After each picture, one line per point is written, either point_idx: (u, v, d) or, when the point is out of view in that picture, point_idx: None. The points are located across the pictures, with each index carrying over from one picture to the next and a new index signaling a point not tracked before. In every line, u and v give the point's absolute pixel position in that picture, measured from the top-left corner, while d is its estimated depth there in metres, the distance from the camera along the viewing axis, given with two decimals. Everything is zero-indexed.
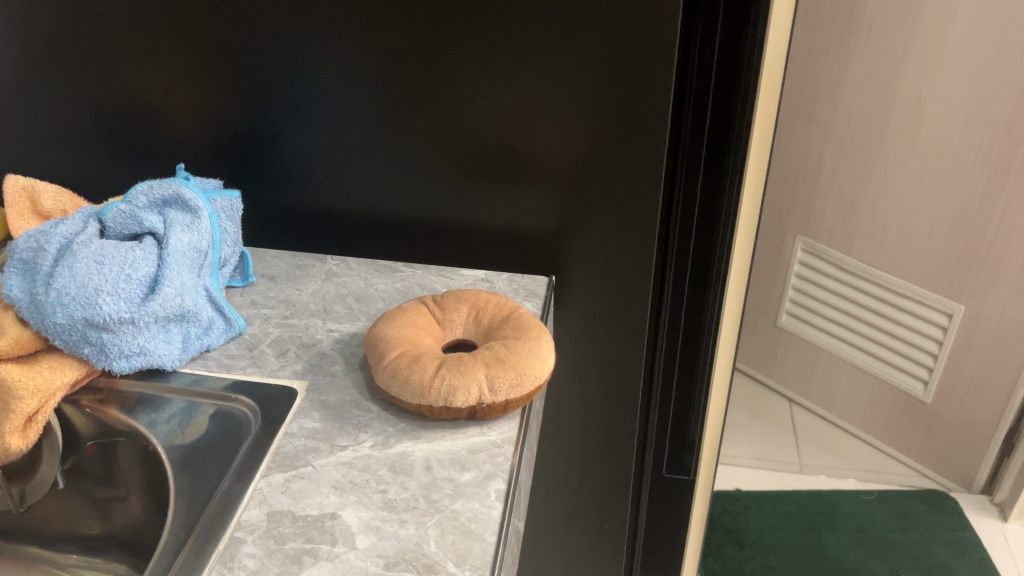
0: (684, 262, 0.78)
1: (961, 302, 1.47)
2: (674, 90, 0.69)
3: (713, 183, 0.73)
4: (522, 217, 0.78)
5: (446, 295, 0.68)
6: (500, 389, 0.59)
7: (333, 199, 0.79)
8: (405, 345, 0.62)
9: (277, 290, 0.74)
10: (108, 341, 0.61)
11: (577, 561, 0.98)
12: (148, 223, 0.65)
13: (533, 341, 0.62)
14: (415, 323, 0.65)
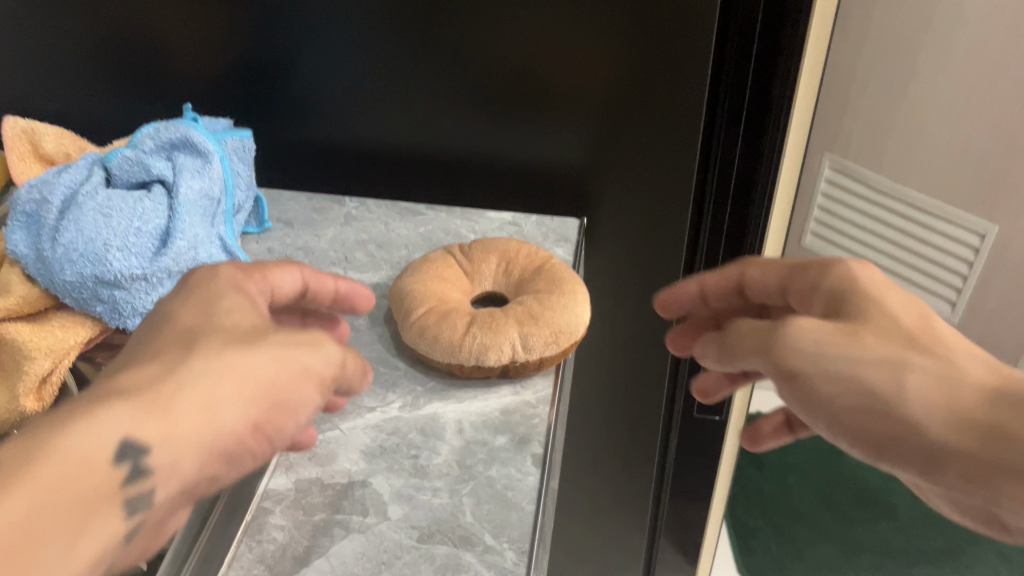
0: None
1: (994, 223, 1.34)
2: (717, 15, 0.63)
3: None
4: (548, 152, 0.73)
5: (473, 244, 0.65)
6: (534, 346, 0.56)
7: (351, 137, 0.75)
8: (433, 301, 0.59)
9: (294, 237, 0.71)
10: (121, 299, 0.58)
11: (606, 497, 0.97)
12: (156, 170, 0.61)
13: (569, 295, 0.59)
14: (441, 276, 0.61)
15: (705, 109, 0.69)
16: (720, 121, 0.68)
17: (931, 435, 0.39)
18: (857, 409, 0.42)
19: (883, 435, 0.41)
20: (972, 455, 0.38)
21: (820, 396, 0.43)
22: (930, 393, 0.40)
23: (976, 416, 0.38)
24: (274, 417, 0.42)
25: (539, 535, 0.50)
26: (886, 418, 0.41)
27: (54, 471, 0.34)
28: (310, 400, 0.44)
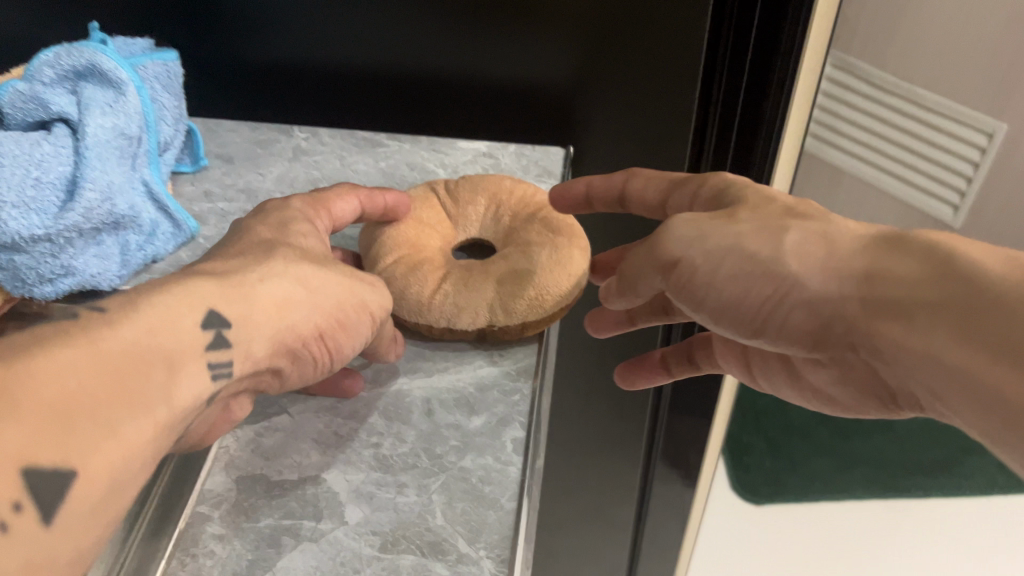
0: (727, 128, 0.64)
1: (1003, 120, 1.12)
2: None
3: None
4: (530, 70, 0.62)
5: (461, 180, 0.56)
6: (515, 312, 0.49)
7: (293, 57, 0.64)
8: (406, 247, 0.51)
9: (236, 175, 0.62)
10: (22, 265, 0.49)
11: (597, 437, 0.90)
12: (56, 107, 0.51)
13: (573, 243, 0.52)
14: (419, 219, 0.53)
15: (709, 17, 0.58)
16: (727, 26, 0.58)
17: (807, 290, 0.36)
18: (732, 290, 0.38)
19: (757, 306, 0.38)
20: (855, 303, 0.35)
21: (704, 283, 0.39)
22: (808, 249, 0.37)
23: (853, 265, 0.35)
24: (334, 337, 0.42)
25: (522, 538, 0.43)
26: (764, 281, 0.37)
27: (144, 322, 0.34)
28: (364, 324, 0.44)
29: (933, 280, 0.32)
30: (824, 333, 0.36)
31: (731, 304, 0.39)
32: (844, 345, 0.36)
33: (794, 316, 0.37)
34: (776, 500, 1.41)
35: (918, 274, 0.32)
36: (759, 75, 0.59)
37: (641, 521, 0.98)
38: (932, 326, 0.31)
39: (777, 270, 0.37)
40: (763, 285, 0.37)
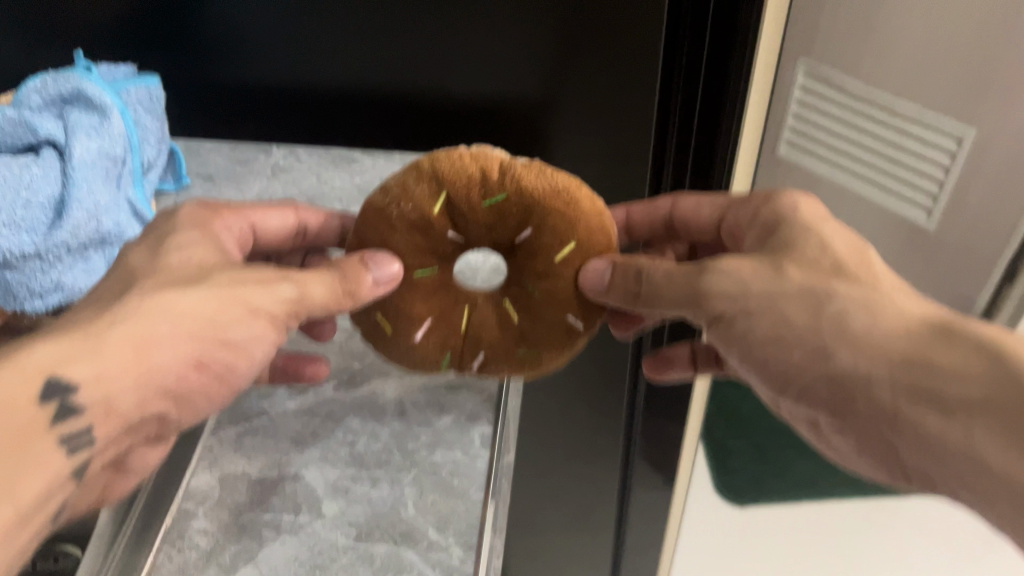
0: (684, 155, 0.64)
1: (972, 122, 1.11)
2: None
3: (718, 60, 0.58)
4: (498, 83, 0.66)
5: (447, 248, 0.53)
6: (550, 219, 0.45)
7: (274, 77, 0.67)
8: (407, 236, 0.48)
9: (217, 193, 0.65)
10: (15, 282, 0.52)
11: (577, 446, 0.92)
12: (44, 131, 0.53)
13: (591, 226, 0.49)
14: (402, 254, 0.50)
15: (664, 38, 0.60)
16: (683, 46, 0.59)
17: (839, 365, 0.40)
18: (762, 346, 0.44)
19: (785, 364, 0.43)
20: (890, 386, 0.38)
21: (738, 336, 0.44)
22: (847, 318, 0.40)
23: (900, 347, 0.39)
24: (217, 353, 0.42)
25: (489, 526, 0.45)
26: (798, 345, 0.42)
27: None
28: (256, 333, 0.44)
29: (976, 381, 0.36)
30: (845, 402, 0.41)
31: (762, 358, 0.44)
32: (857, 420, 0.41)
33: (817, 383, 0.42)
34: (764, 505, 1.39)
35: (972, 369, 0.36)
36: (711, 96, 0.60)
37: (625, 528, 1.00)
38: (974, 422, 0.35)
39: (818, 338, 0.41)
40: (796, 350, 0.42)
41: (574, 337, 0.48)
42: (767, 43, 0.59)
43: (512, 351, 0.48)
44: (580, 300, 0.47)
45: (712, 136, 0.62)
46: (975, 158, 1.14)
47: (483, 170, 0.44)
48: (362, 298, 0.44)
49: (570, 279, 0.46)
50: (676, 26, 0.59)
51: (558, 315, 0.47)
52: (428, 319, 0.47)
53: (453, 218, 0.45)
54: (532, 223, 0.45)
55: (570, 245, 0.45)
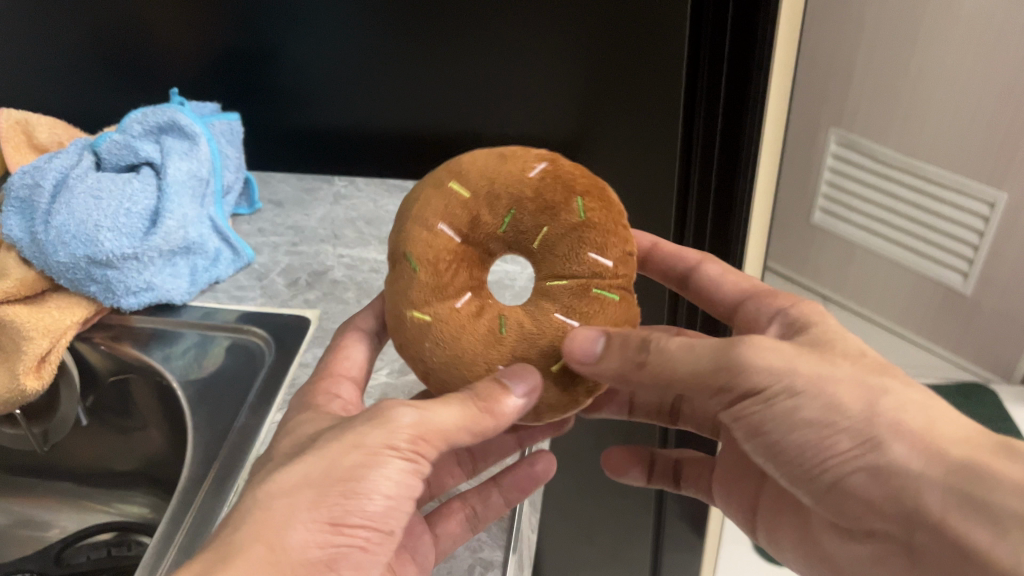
0: (707, 195, 0.72)
1: (1003, 189, 1.22)
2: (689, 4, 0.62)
3: (733, 113, 0.66)
4: (534, 124, 0.73)
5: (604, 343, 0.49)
6: (436, 210, 0.45)
7: (341, 117, 0.75)
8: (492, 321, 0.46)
9: (285, 216, 0.75)
10: (114, 279, 0.61)
11: (612, 481, 0.94)
12: (144, 153, 0.64)
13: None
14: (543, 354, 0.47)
15: (683, 95, 0.68)
16: (699, 98, 0.67)
17: (894, 460, 0.41)
18: (807, 436, 0.43)
19: (824, 457, 0.44)
20: (936, 489, 0.40)
21: (777, 419, 0.44)
22: (902, 418, 0.42)
23: (950, 454, 0.40)
24: (348, 506, 0.40)
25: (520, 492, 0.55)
26: (841, 433, 0.42)
27: None
28: (386, 475, 0.40)
29: None
30: (887, 499, 0.42)
31: (800, 446, 0.44)
32: (899, 522, 0.43)
33: (856, 476, 0.43)
34: None
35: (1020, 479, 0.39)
36: (729, 137, 0.67)
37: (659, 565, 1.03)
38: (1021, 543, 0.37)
39: (871, 429, 0.42)
40: (846, 441, 0.42)
41: (556, 164, 0.46)
42: (777, 92, 0.67)
43: (577, 225, 0.45)
44: (511, 167, 0.46)
45: (732, 177, 0.69)
46: (1007, 223, 1.25)
47: (395, 285, 0.46)
48: (512, 412, 0.42)
49: (501, 177, 0.46)
50: (694, 78, 0.66)
51: (528, 181, 0.45)
52: (553, 317, 0.45)
53: (436, 294, 0.45)
54: (437, 224, 0.45)
55: (454, 184, 0.46)
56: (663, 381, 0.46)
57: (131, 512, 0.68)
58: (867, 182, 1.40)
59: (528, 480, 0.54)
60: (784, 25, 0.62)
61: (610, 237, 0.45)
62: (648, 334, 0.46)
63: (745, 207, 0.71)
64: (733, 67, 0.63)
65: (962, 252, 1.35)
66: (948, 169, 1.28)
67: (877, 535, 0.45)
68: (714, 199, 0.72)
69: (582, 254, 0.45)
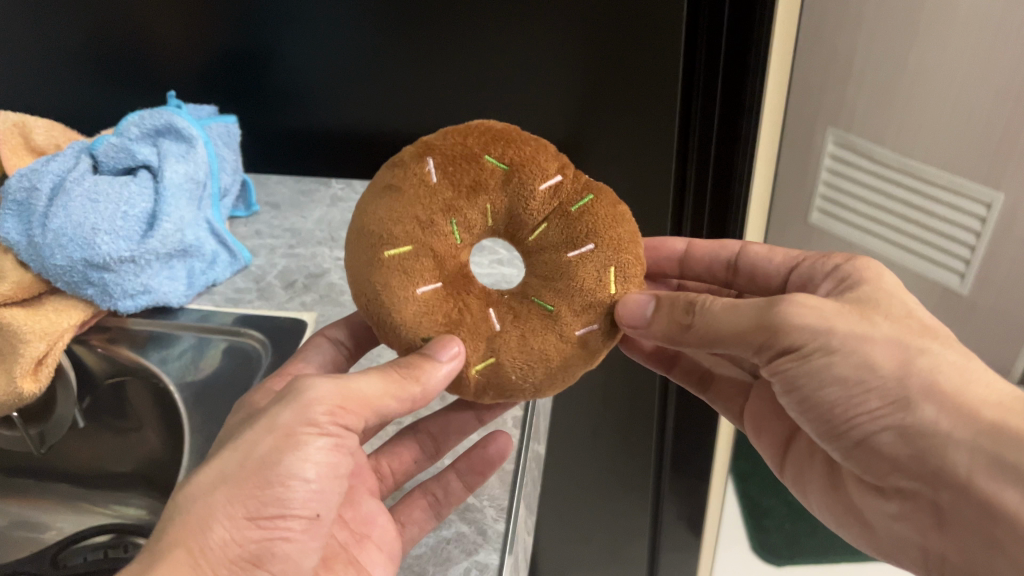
0: (703, 190, 0.72)
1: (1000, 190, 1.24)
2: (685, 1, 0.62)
3: (730, 109, 0.66)
4: (530, 126, 0.73)
5: None
6: (392, 283, 0.45)
7: (337, 118, 0.76)
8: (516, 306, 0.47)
9: (282, 218, 0.75)
10: (111, 282, 0.61)
11: (608, 481, 0.94)
12: (141, 156, 0.64)
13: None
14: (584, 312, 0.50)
15: (681, 93, 0.68)
16: (696, 95, 0.67)
17: (921, 419, 0.42)
18: (838, 392, 0.45)
19: (854, 412, 0.45)
20: (966, 449, 0.41)
21: (811, 374, 0.45)
22: (935, 378, 0.42)
23: (981, 416, 0.41)
24: None
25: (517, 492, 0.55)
26: (872, 391, 0.43)
27: None
28: None
29: None
30: (914, 455, 0.43)
31: (831, 403, 0.46)
32: (925, 479, 0.44)
33: (885, 433, 0.44)
34: (797, 561, 1.34)
35: None
36: (726, 134, 0.67)
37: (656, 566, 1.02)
38: None
39: (902, 390, 0.43)
40: (876, 399, 0.43)
41: (439, 150, 0.47)
42: (773, 90, 0.66)
43: (506, 179, 0.47)
44: (411, 191, 0.46)
45: (727, 173, 0.69)
46: (1004, 222, 1.26)
47: None
48: (442, 381, 0.44)
49: (416, 207, 0.46)
50: (690, 76, 0.66)
51: (440, 185, 0.46)
52: (585, 266, 0.47)
53: (477, 335, 0.46)
54: (415, 290, 0.45)
55: (390, 251, 0.45)
56: (708, 340, 0.47)
57: (127, 514, 0.68)
58: (865, 183, 1.40)
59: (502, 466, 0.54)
60: (778, 29, 0.61)
61: (534, 163, 0.47)
62: (697, 297, 0.48)
63: (742, 201, 0.71)
64: (730, 60, 0.63)
65: (958, 252, 1.36)
66: (946, 170, 1.28)
67: (903, 491, 0.47)
68: (710, 194, 0.72)
69: (534, 188, 0.47)
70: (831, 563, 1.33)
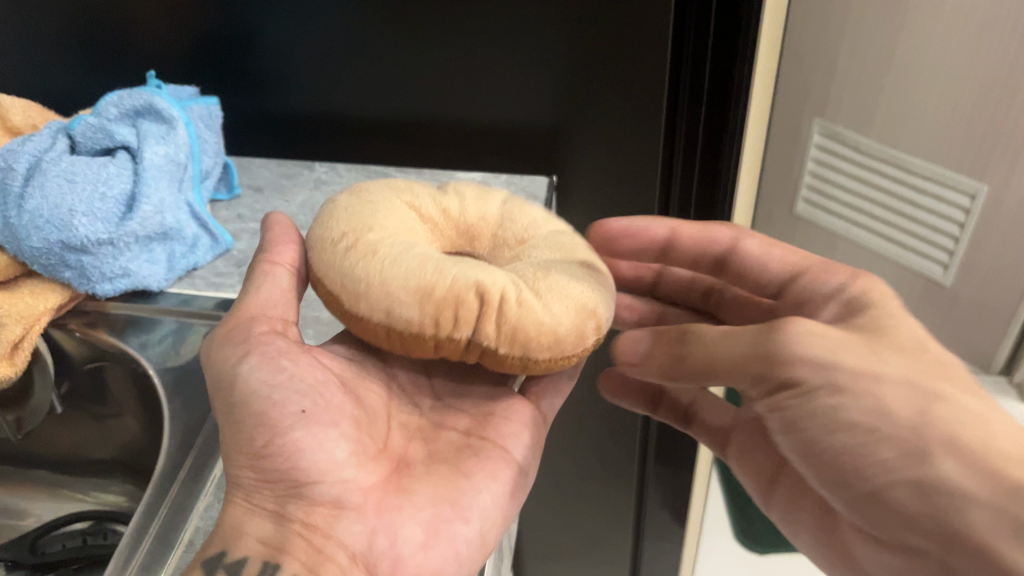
0: (690, 174, 0.72)
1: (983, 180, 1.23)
2: None
3: (718, 92, 0.66)
4: (517, 112, 0.72)
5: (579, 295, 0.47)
6: None
7: (320, 103, 0.75)
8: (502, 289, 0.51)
9: (264, 202, 0.74)
10: (89, 265, 0.60)
11: (592, 469, 0.93)
12: (120, 137, 0.63)
13: (357, 253, 0.47)
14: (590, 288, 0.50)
15: (669, 78, 0.67)
16: (684, 80, 0.67)
17: (937, 474, 0.42)
18: (851, 439, 0.46)
19: (866, 463, 0.45)
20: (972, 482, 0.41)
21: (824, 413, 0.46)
22: (954, 431, 0.43)
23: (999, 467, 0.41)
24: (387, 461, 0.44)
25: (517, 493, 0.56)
26: (885, 441, 0.44)
27: None
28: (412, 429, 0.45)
29: None
30: (931, 515, 0.43)
31: (842, 452, 0.46)
32: (937, 540, 0.43)
33: (899, 487, 0.44)
34: (778, 549, 1.35)
35: None
36: (714, 116, 0.68)
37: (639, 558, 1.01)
38: None
39: (921, 441, 0.43)
40: (889, 449, 0.44)
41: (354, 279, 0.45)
42: (761, 74, 0.67)
43: None
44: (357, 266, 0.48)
45: (715, 155, 0.70)
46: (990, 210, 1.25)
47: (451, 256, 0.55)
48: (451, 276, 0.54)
49: None
50: (678, 61, 0.67)
51: None
52: None
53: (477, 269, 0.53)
54: None
55: None
56: (705, 367, 0.51)
57: (107, 501, 0.69)
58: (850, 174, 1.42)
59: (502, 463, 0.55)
60: (768, 8, 0.62)
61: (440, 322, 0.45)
62: (690, 327, 0.54)
63: (728, 184, 0.71)
64: (717, 44, 0.64)
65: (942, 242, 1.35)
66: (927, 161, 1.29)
67: (911, 547, 0.46)
68: (697, 178, 0.72)
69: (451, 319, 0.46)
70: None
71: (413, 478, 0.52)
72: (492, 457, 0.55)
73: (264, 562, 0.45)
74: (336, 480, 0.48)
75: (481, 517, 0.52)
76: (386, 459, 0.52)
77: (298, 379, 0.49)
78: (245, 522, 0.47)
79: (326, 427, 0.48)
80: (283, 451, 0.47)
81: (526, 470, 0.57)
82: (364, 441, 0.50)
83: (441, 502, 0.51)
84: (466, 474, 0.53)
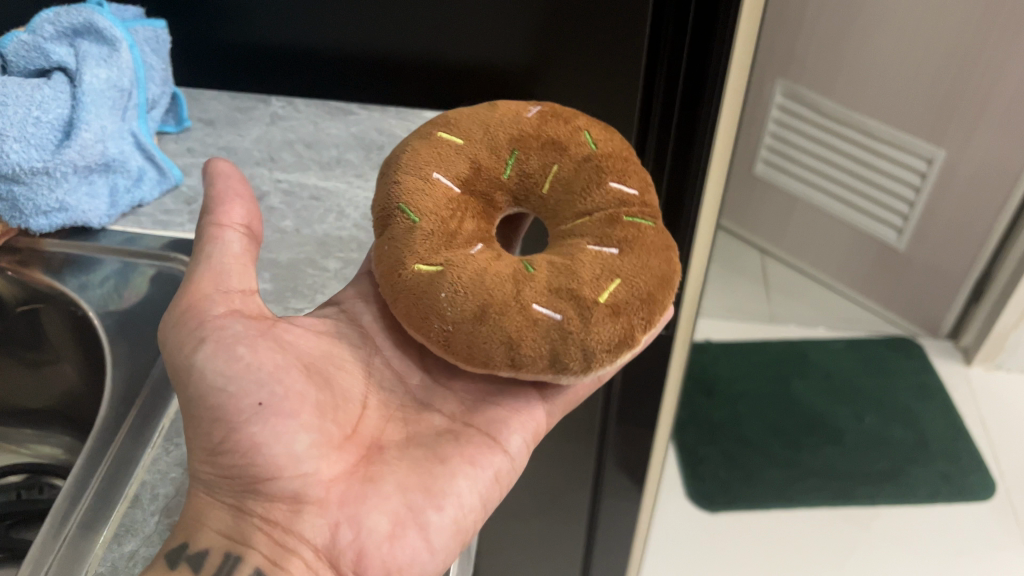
0: (666, 141, 0.65)
1: (941, 147, 1.37)
2: None
3: (701, 49, 0.59)
4: (487, 48, 0.67)
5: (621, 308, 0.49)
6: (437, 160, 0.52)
7: (273, 31, 0.69)
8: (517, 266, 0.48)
9: (216, 136, 0.70)
10: (21, 196, 0.56)
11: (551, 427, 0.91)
12: (55, 57, 0.58)
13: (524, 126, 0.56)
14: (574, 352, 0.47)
15: (647, 32, 0.62)
16: (667, 33, 0.61)
17: None
18: None
19: None
20: None
21: None
22: None
23: None
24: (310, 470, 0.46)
25: (499, 485, 0.51)
26: None
27: None
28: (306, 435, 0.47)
29: None
30: None
31: None
32: None
33: None
34: (730, 508, 1.36)
35: None
36: (693, 78, 0.61)
37: (595, 517, 1.00)
38: None
39: None
40: None
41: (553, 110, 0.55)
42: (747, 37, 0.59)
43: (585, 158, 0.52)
44: (504, 113, 0.54)
45: (692, 125, 0.63)
46: (943, 176, 1.40)
47: (397, 239, 0.49)
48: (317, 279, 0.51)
49: (495, 122, 0.54)
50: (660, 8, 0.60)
51: (528, 121, 0.54)
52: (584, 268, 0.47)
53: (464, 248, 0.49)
54: (432, 173, 0.51)
55: (445, 134, 0.53)
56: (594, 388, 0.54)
57: (43, 453, 0.65)
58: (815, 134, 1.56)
59: (477, 452, 0.51)
60: None
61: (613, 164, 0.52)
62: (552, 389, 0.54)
63: (703, 161, 0.64)
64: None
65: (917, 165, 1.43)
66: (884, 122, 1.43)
67: None
68: (671, 149, 0.65)
69: (603, 180, 0.51)
70: (763, 511, 1.35)
71: (385, 464, 0.49)
72: (473, 443, 0.51)
73: (226, 553, 0.45)
74: (294, 476, 0.46)
75: (456, 507, 0.49)
76: (352, 446, 0.49)
77: (255, 367, 0.47)
78: (207, 513, 0.46)
79: (287, 419, 0.47)
80: (239, 447, 0.46)
81: (511, 464, 0.52)
82: (329, 429, 0.48)
83: (412, 491, 0.48)
84: (441, 460, 0.50)
